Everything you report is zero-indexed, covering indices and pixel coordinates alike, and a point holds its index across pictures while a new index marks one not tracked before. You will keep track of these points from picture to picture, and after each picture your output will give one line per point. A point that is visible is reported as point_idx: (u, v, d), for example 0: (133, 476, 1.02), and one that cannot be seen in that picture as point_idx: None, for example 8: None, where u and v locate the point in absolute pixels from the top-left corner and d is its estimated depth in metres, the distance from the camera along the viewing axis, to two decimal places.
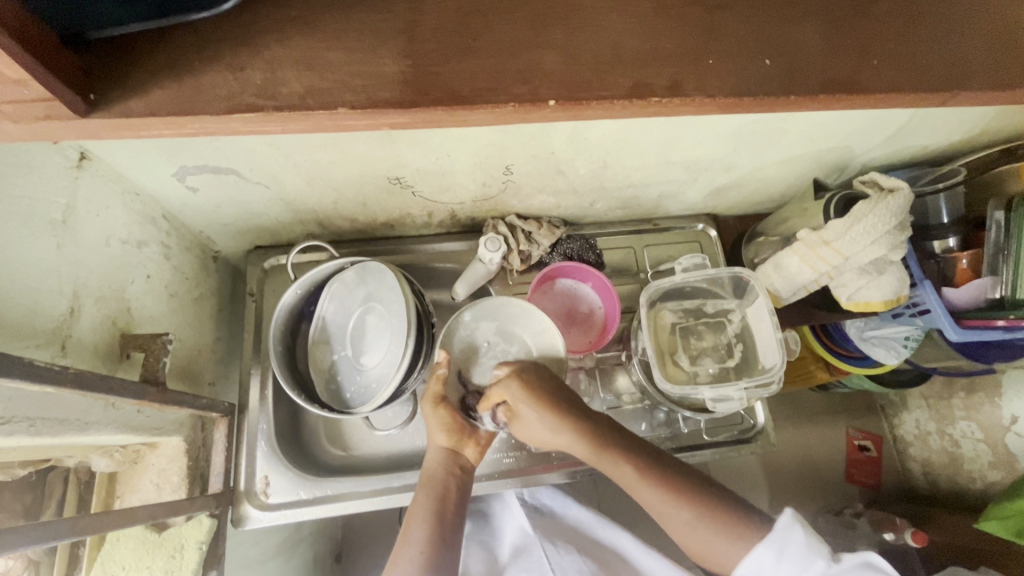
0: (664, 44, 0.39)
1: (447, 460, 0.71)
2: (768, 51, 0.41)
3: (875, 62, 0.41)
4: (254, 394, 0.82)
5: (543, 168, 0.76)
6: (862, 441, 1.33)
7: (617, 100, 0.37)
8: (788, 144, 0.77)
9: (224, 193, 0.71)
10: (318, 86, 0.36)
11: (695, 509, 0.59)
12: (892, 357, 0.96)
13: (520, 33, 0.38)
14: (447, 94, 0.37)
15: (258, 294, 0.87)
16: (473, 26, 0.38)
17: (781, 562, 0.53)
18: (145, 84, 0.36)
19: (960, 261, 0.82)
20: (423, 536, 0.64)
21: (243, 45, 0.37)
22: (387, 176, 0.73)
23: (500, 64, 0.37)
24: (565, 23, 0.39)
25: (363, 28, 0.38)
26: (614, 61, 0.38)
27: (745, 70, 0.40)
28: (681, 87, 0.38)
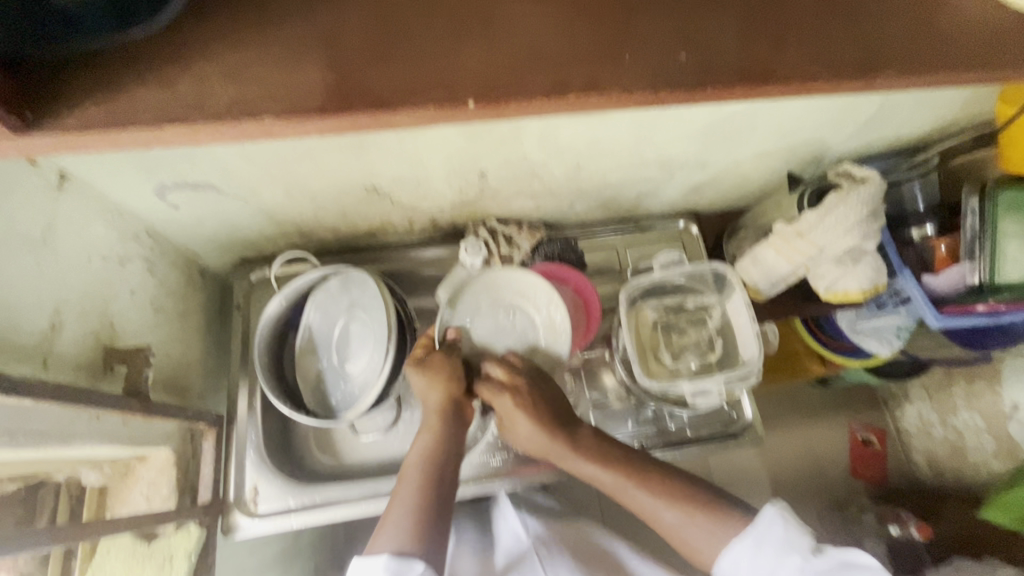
0: (584, 43, 0.40)
1: (444, 418, 0.72)
2: (687, 46, 0.41)
3: (792, 52, 0.42)
4: (242, 406, 0.83)
5: (517, 172, 0.77)
6: (866, 434, 1.31)
7: (538, 100, 0.38)
8: (757, 139, 0.77)
9: (204, 208, 0.73)
10: (253, 99, 0.38)
11: (670, 505, 0.62)
12: (885, 348, 0.96)
13: (443, 40, 0.40)
14: (370, 100, 0.38)
15: (245, 306, 0.88)
16: (400, 36, 0.40)
17: (758, 554, 0.57)
18: (85, 102, 0.37)
19: (939, 246, 0.82)
20: (414, 498, 0.64)
21: (182, 61, 0.39)
22: (364, 185, 0.74)
23: (424, 70, 0.39)
24: (484, 26, 0.40)
25: (303, 40, 0.39)
26: (535, 62, 0.39)
27: (665, 65, 0.40)
28: (600, 83, 0.39)
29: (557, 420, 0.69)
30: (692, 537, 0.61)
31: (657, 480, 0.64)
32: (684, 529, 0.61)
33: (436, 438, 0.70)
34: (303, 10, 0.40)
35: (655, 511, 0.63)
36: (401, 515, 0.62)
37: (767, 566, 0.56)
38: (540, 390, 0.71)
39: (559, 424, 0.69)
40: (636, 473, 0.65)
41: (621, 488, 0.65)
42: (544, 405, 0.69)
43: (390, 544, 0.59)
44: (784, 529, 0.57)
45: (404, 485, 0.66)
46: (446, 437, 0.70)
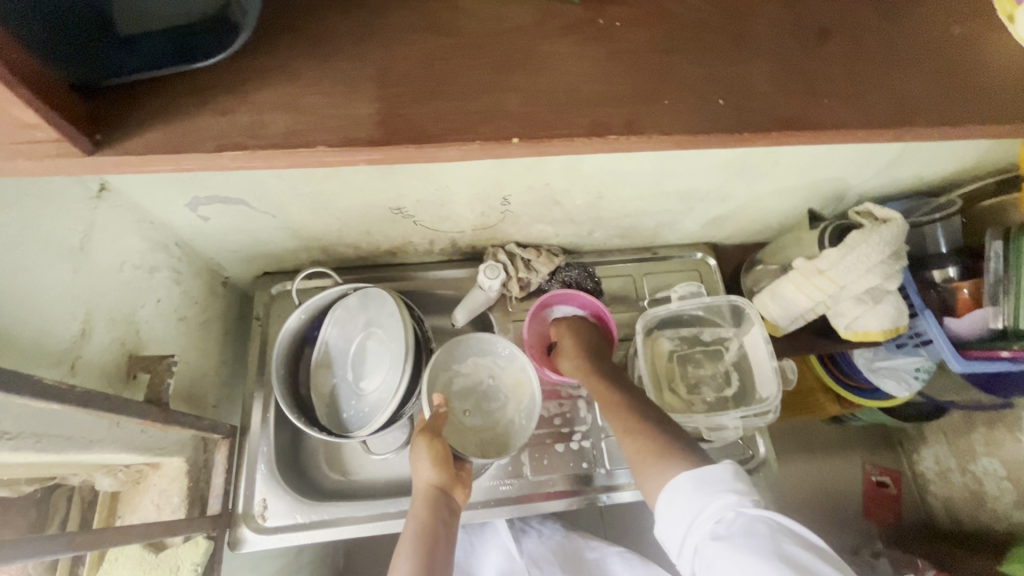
0: (627, 84, 0.42)
1: (435, 504, 0.68)
2: (725, 91, 0.42)
3: (829, 101, 0.43)
4: (256, 417, 0.84)
5: (540, 198, 0.78)
6: (880, 476, 1.29)
7: (581, 138, 0.39)
8: (779, 176, 0.78)
9: (233, 222, 0.75)
10: (305, 127, 0.39)
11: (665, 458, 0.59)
12: (904, 390, 0.95)
13: (488, 78, 0.41)
14: (417, 133, 0.39)
15: (264, 318, 0.89)
16: (444, 73, 0.41)
17: (694, 492, 0.54)
18: (143, 126, 0.39)
19: (961, 290, 0.81)
20: (412, 570, 0.61)
21: (236, 92, 0.40)
22: (388, 206, 0.76)
23: (463, 107, 0.40)
24: (529, 67, 0.42)
25: (359, 73, 0.41)
26: (580, 103, 0.41)
27: (705, 109, 0.41)
28: (639, 125, 0.40)
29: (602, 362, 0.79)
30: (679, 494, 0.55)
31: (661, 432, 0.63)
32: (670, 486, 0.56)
33: (422, 521, 0.66)
34: (351, 45, 0.42)
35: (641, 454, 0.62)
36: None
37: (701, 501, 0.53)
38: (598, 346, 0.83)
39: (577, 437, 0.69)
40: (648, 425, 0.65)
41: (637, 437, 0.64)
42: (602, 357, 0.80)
43: None
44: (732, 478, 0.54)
45: (401, 557, 0.63)
46: (438, 517, 0.67)
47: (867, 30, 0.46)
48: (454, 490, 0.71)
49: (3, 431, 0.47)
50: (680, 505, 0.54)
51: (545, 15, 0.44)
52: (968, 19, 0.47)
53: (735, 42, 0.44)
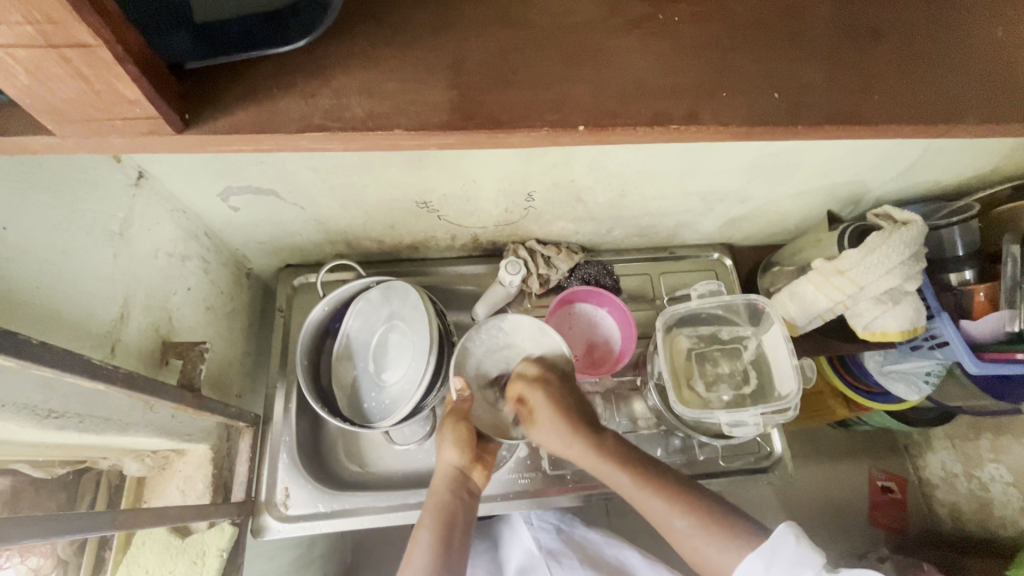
0: (683, 78, 0.43)
1: (455, 484, 0.72)
2: (778, 86, 0.44)
3: (875, 97, 0.44)
4: (278, 408, 0.85)
5: (564, 195, 0.80)
6: (886, 481, 1.30)
7: (635, 130, 0.41)
8: (801, 177, 0.79)
9: (263, 213, 0.76)
10: (379, 111, 0.40)
11: (677, 510, 0.63)
12: (913, 393, 0.96)
13: (552, 68, 0.42)
14: (487, 119, 0.40)
15: (287, 309, 0.91)
16: (512, 61, 0.42)
17: (770, 570, 0.55)
18: (224, 107, 0.40)
19: (977, 293, 0.82)
20: (432, 543, 0.65)
21: (316, 75, 0.41)
22: (415, 201, 0.77)
23: (532, 95, 0.41)
24: (589, 57, 0.43)
25: (428, 61, 0.42)
26: (639, 94, 0.42)
27: (755, 102, 0.43)
28: (698, 116, 0.41)
29: (584, 420, 0.73)
30: (703, 545, 0.61)
31: (677, 489, 0.65)
32: (692, 537, 0.61)
33: (441, 501, 0.70)
34: (410, 37, 0.43)
35: (666, 518, 0.63)
36: (421, 558, 0.63)
37: None
38: (571, 394, 0.75)
39: (586, 425, 0.72)
40: (648, 479, 0.66)
41: (637, 493, 0.66)
42: (571, 402, 0.74)
43: None
44: (797, 546, 0.55)
45: (423, 528, 0.67)
46: (458, 498, 0.70)
47: (909, 30, 0.47)
48: (473, 472, 0.74)
49: (48, 409, 0.48)
50: None
51: (602, 10, 0.45)
52: (1005, 22, 0.48)
53: (781, 39, 0.45)
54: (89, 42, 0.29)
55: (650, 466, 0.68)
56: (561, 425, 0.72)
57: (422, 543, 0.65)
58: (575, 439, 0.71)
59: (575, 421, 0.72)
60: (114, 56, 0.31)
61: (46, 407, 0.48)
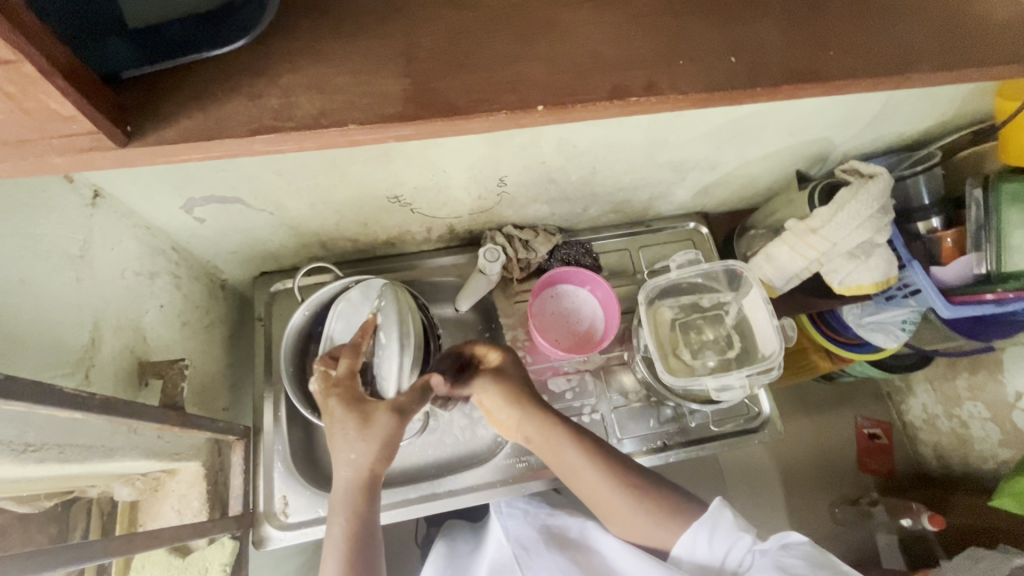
0: (640, 48, 0.42)
1: (364, 491, 0.62)
2: (734, 49, 0.44)
3: (833, 53, 0.44)
4: (268, 418, 0.83)
5: (535, 177, 0.79)
6: (872, 428, 1.34)
7: (599, 105, 0.40)
8: (768, 139, 0.80)
9: (231, 221, 0.74)
10: (332, 107, 0.39)
11: (625, 492, 0.69)
12: (891, 341, 0.99)
13: (508, 49, 0.41)
14: (446, 107, 0.39)
15: (267, 317, 0.89)
16: (465, 45, 0.41)
17: (713, 538, 0.66)
18: (170, 115, 0.38)
19: (945, 239, 0.85)
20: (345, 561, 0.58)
21: (262, 75, 0.40)
22: (386, 195, 0.76)
23: (491, 78, 0.40)
24: (546, 35, 0.42)
25: (380, 51, 0.41)
26: (595, 68, 0.41)
27: (714, 68, 0.43)
28: (656, 86, 0.41)
29: (530, 397, 0.74)
30: (647, 521, 0.69)
31: (626, 473, 0.70)
32: (640, 515, 0.69)
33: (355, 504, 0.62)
34: (359, 26, 0.42)
35: (615, 500, 0.70)
36: None
37: (721, 545, 0.65)
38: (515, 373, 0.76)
39: (537, 403, 0.74)
40: (603, 463, 0.70)
41: (586, 474, 0.70)
42: (518, 384, 0.74)
43: None
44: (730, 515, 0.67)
45: (330, 555, 0.59)
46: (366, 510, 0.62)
47: None
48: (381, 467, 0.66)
49: (26, 443, 0.47)
50: (703, 552, 0.66)
51: None
52: None
53: (738, 4, 0.45)
54: (12, 58, 0.28)
55: (606, 451, 0.72)
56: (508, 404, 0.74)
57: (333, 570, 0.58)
58: (525, 416, 0.73)
59: (524, 395, 0.74)
60: (41, 71, 0.29)
61: (23, 441, 0.47)
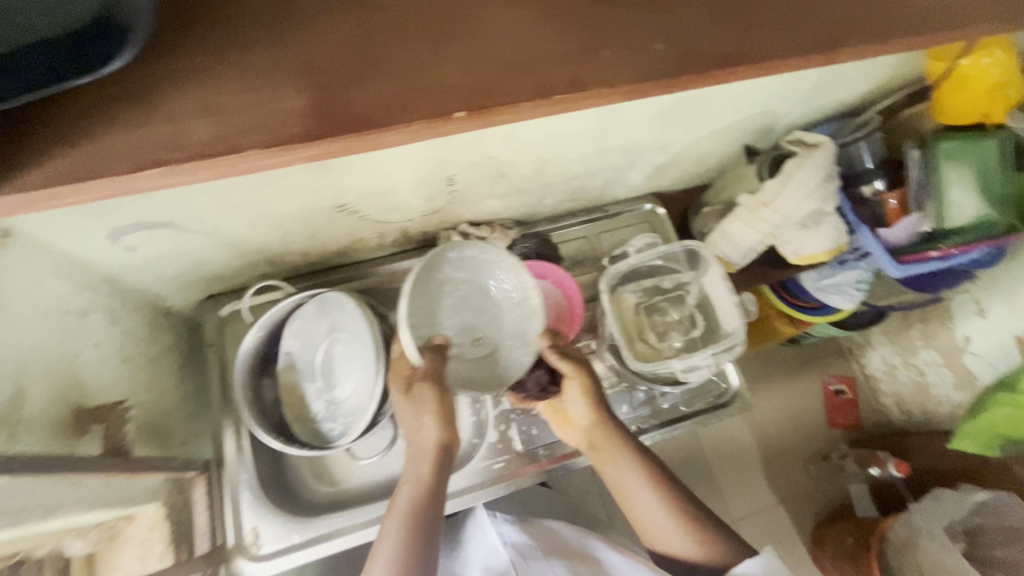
0: (563, 43, 0.41)
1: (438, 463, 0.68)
2: (660, 35, 0.43)
3: (762, 31, 0.44)
4: (229, 447, 0.80)
5: (485, 173, 0.77)
6: (838, 385, 1.38)
7: (519, 104, 0.38)
8: (714, 117, 0.80)
9: (166, 246, 0.69)
10: (223, 132, 0.36)
11: (682, 529, 0.69)
12: (849, 301, 1.01)
13: (421, 52, 0.39)
14: (355, 121, 0.37)
15: (219, 342, 0.85)
16: (372, 52, 0.39)
17: None
18: (46, 157, 0.35)
19: (889, 201, 0.87)
20: (398, 539, 0.62)
21: (144, 103, 0.37)
22: (331, 205, 0.73)
23: (404, 85, 0.38)
24: (461, 34, 0.40)
25: (277, 67, 0.38)
26: (518, 65, 0.40)
27: (640, 54, 0.41)
28: (583, 82, 0.40)
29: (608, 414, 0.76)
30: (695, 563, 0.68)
31: (687, 506, 0.70)
32: (690, 555, 0.68)
33: (421, 481, 0.66)
34: (252, 42, 0.39)
35: (670, 534, 0.69)
36: (386, 556, 0.61)
37: None
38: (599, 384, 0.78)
39: (614, 422, 0.76)
40: (665, 489, 0.71)
41: (647, 499, 0.71)
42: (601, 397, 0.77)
43: None
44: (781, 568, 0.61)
45: (385, 539, 0.62)
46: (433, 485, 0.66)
47: None
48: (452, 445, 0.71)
49: None
50: None
51: None
52: None
53: None
54: None
55: (671, 481, 0.73)
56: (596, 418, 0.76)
57: (389, 541, 0.62)
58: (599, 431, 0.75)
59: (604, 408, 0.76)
60: None
61: None
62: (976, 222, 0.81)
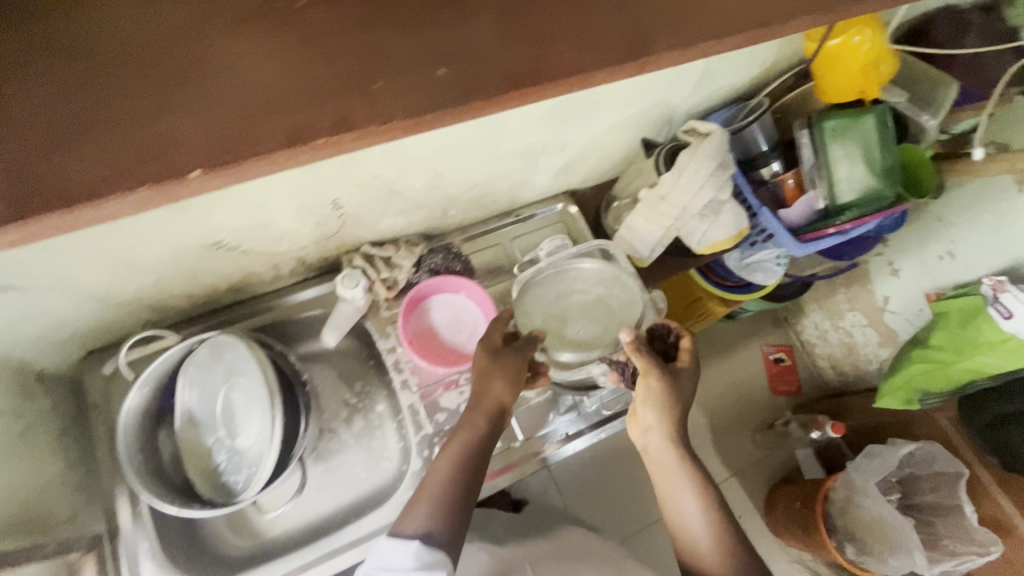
0: (320, 77, 0.40)
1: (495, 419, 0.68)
2: (444, 59, 0.42)
3: (554, 49, 0.43)
4: (125, 515, 0.73)
5: (374, 193, 0.73)
6: (776, 353, 1.40)
7: (269, 154, 0.37)
8: (606, 114, 0.79)
9: (14, 311, 0.62)
10: None
11: (714, 544, 0.65)
12: (771, 277, 1.04)
13: (140, 103, 0.38)
14: (59, 193, 0.35)
15: (106, 403, 0.77)
16: (76, 110, 0.37)
17: None
18: None
19: (787, 181, 0.89)
20: (431, 511, 0.61)
21: None
22: (204, 243, 0.67)
23: (118, 144, 0.37)
24: (190, 77, 0.39)
25: None
26: (264, 107, 0.38)
27: (420, 86, 0.40)
28: (348, 121, 0.39)
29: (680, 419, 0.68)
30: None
31: (724, 522, 0.66)
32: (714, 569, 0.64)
33: (475, 430, 0.67)
34: None
35: (697, 542, 0.66)
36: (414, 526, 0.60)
37: None
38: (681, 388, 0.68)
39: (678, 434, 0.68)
40: (712, 503, 0.66)
41: (691, 507, 0.66)
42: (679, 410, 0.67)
43: (408, 537, 0.58)
44: None
45: (418, 507, 0.61)
46: (481, 449, 0.66)
47: None
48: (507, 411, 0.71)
49: None
50: None
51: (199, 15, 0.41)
52: None
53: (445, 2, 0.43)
54: None
55: (716, 497, 0.67)
56: (662, 421, 0.67)
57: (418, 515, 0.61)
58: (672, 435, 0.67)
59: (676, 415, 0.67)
60: None
61: None
62: (868, 194, 0.82)
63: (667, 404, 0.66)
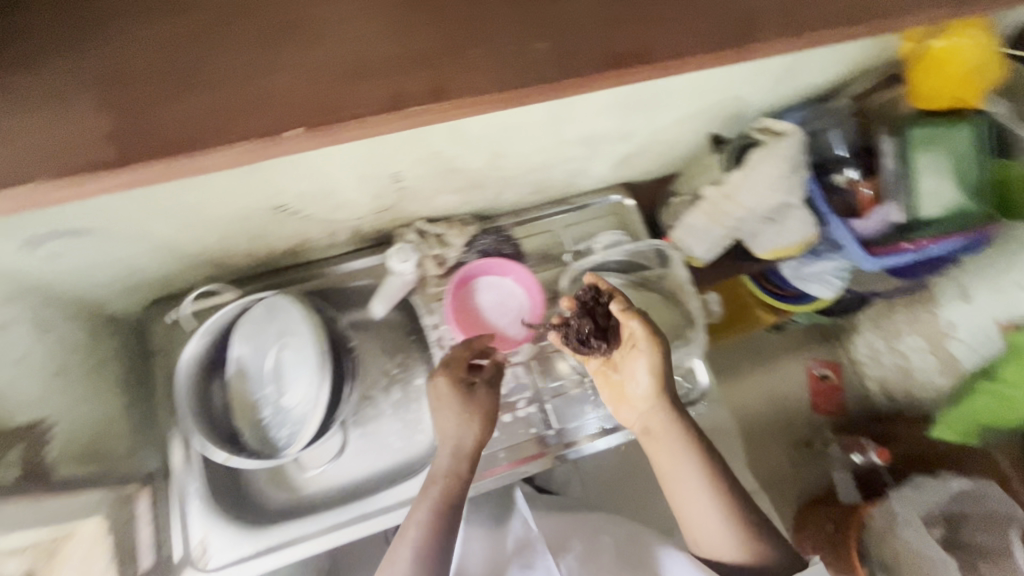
0: (416, 44, 0.43)
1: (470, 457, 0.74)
2: (543, 35, 0.45)
3: (664, 25, 0.46)
4: (177, 457, 0.78)
5: (433, 169, 0.73)
6: (824, 369, 1.23)
7: (364, 117, 0.41)
8: (676, 105, 0.76)
9: (94, 255, 0.66)
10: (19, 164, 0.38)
11: (721, 510, 0.71)
12: (829, 290, 0.98)
13: (249, 63, 0.42)
14: (170, 142, 0.40)
15: (167, 350, 0.82)
16: (193, 69, 0.42)
17: None
18: None
19: (862, 190, 0.83)
20: (422, 527, 0.70)
21: None
22: (269, 206, 0.69)
23: (227, 100, 0.41)
24: (295, 39, 0.43)
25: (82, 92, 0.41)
26: (359, 73, 0.42)
27: (519, 57, 0.44)
28: (444, 90, 0.42)
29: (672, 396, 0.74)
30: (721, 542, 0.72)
31: (727, 488, 0.72)
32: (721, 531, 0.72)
33: (458, 477, 0.73)
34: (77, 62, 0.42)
35: (706, 512, 0.72)
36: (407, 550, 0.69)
37: None
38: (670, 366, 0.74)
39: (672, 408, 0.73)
40: (713, 470, 0.73)
41: (692, 479, 0.72)
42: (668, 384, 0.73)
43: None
44: None
45: (411, 526, 0.70)
46: (459, 480, 0.72)
47: None
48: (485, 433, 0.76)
49: None
50: None
51: None
52: None
53: None
54: None
55: (721, 469, 0.73)
56: (654, 399, 0.73)
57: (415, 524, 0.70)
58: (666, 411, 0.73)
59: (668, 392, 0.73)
60: None
61: None
62: (952, 212, 0.77)
63: (657, 385, 0.72)
